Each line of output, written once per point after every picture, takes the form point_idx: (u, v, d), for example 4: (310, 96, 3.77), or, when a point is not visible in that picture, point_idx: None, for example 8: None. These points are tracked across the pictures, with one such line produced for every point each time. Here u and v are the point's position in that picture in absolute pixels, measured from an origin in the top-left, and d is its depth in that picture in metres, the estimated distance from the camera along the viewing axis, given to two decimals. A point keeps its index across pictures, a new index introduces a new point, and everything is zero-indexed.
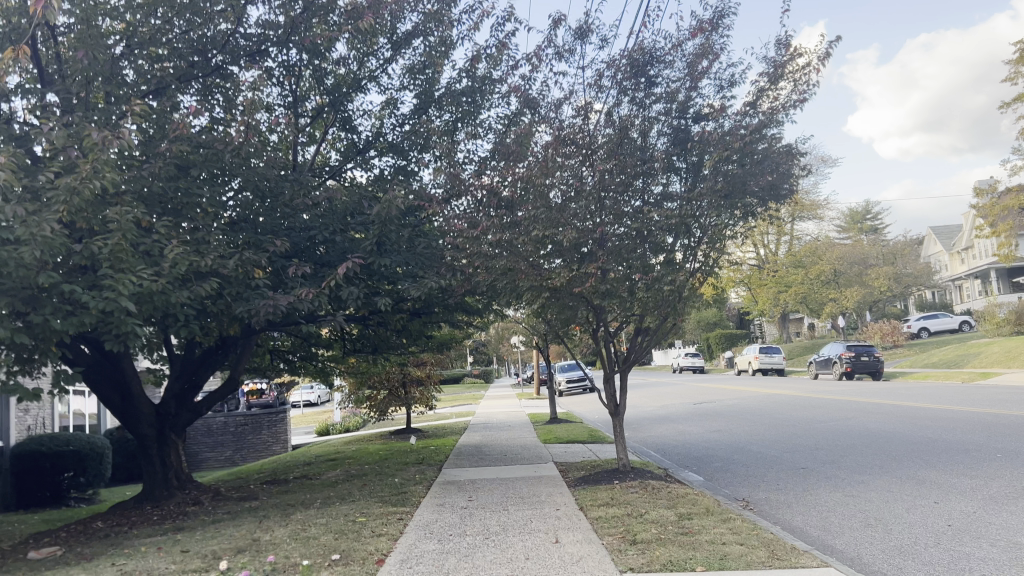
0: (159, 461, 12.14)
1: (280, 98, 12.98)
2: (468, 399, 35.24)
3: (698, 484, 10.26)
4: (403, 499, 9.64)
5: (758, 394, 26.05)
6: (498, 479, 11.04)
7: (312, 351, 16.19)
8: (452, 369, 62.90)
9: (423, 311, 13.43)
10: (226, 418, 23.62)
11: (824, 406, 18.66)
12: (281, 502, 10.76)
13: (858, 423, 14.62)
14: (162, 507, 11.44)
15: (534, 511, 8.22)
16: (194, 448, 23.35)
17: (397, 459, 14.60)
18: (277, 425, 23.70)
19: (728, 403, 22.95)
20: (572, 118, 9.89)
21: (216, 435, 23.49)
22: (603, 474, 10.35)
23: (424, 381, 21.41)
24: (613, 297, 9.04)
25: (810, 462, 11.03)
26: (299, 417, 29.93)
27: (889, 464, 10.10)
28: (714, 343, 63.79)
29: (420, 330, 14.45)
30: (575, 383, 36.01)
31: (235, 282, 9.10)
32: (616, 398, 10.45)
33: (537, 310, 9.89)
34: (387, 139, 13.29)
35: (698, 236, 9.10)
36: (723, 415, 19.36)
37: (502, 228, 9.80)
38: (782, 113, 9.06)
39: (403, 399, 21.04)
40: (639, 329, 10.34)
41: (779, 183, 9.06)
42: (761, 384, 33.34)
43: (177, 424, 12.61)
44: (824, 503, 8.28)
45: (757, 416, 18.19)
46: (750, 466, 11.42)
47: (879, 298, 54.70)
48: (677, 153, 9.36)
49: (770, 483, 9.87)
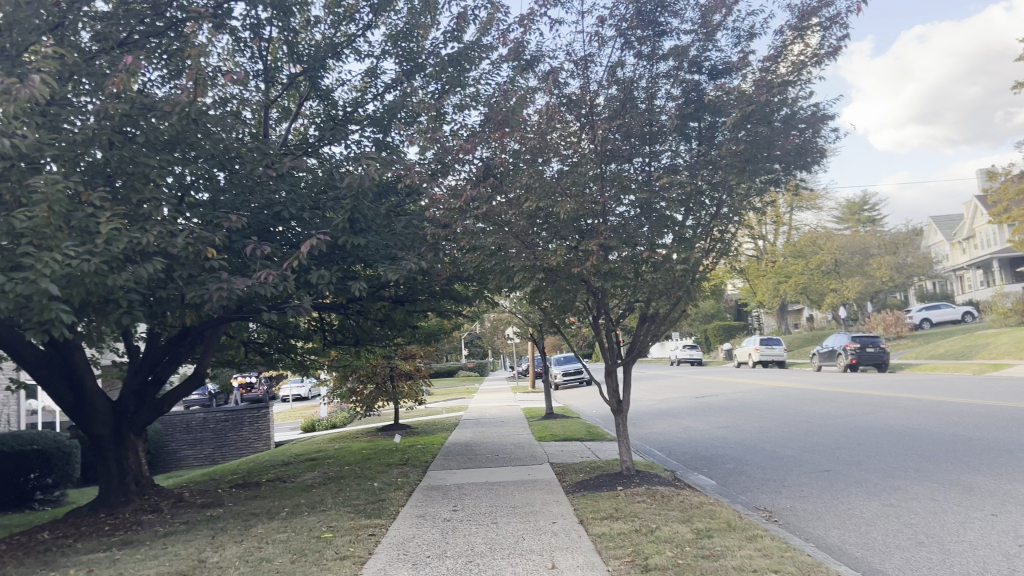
0: (115, 463, 10.96)
1: (249, 65, 11.83)
2: (460, 394, 34.15)
3: (711, 490, 9.18)
4: (380, 509, 8.55)
5: (764, 387, 24.96)
6: (488, 484, 9.95)
7: (290, 343, 15.08)
8: (446, 363, 61.82)
9: (407, 299, 12.33)
10: (206, 413, 22.54)
11: (837, 400, 17.57)
12: (246, 511, 9.65)
13: (878, 419, 13.54)
14: (117, 515, 10.32)
15: (527, 526, 7.14)
16: (173, 446, 22.26)
17: (380, 460, 13.50)
18: (259, 421, 22.66)
19: (731, 398, 21.88)
20: (569, 79, 8.76)
21: (195, 432, 22.40)
22: (605, 479, 9.26)
23: (413, 374, 20.33)
24: (616, 279, 7.94)
25: (833, 464, 9.96)
26: (286, 412, 28.87)
27: (925, 467, 9.03)
28: (712, 335, 62.80)
29: (404, 320, 13.36)
30: (571, 376, 34.95)
31: (187, 263, 7.98)
32: (618, 393, 9.35)
33: (530, 296, 8.80)
34: (367, 110, 12.15)
35: (713, 210, 8.00)
36: (729, 410, 18.28)
37: (491, 203, 8.70)
38: (808, 69, 7.94)
39: (390, 394, 19.95)
40: (644, 317, 9.24)
41: (806, 150, 7.98)
42: (763, 377, 32.30)
43: (137, 422, 11.40)
44: (860, 515, 7.22)
45: (766, 411, 17.11)
46: (767, 468, 10.34)
47: (881, 288, 53.69)
48: (690, 116, 8.27)
49: (792, 490, 8.80)
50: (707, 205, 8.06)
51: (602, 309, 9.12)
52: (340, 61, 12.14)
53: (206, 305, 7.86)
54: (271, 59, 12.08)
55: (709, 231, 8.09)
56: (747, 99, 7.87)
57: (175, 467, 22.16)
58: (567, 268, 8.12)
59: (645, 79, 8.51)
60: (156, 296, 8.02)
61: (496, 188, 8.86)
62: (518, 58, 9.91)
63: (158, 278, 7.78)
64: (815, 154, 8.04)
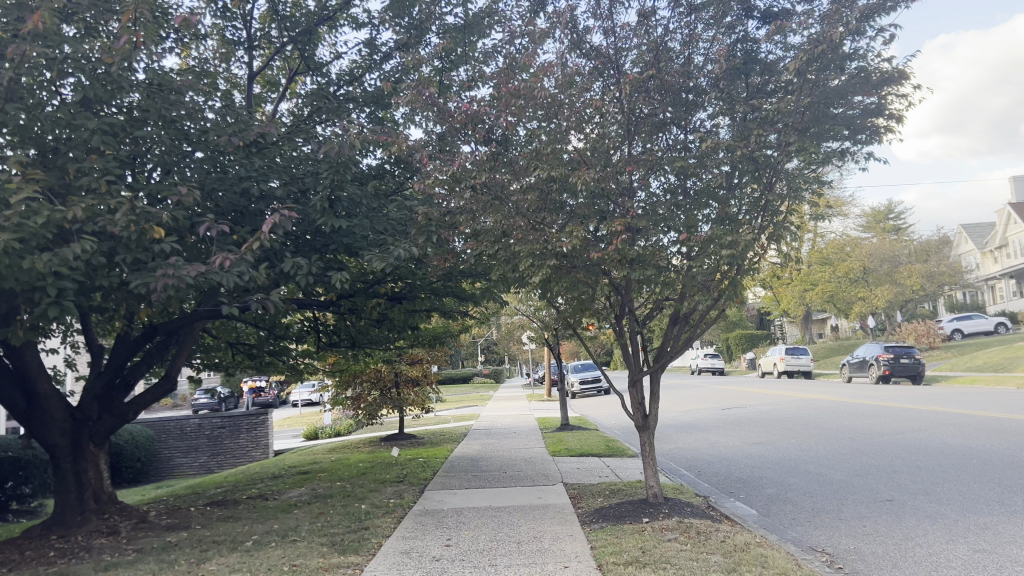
0: (72, 478, 9.68)
1: (232, 34, 10.59)
2: (474, 402, 32.78)
3: (754, 523, 7.76)
4: (360, 541, 7.21)
5: (794, 399, 23.39)
6: (490, 510, 8.58)
7: (282, 345, 13.81)
8: (460, 370, 60.62)
9: (406, 296, 11.06)
10: (201, 420, 21.34)
11: (880, 415, 16.02)
12: (210, 537, 8.34)
13: (936, 438, 12.02)
14: (68, 538, 9.04)
15: (533, 572, 5.76)
16: (166, 454, 21.06)
17: (375, 475, 12.18)
18: (257, 428, 21.44)
19: (762, 410, 20.37)
20: (592, 33, 7.41)
21: (190, 439, 21.19)
22: (628, 507, 7.85)
23: (420, 381, 18.99)
24: (644, 270, 6.57)
25: (896, 493, 8.50)
26: (290, 419, 27.63)
27: (1011, 500, 7.57)
28: (734, 345, 61.06)
29: (404, 321, 12.09)
30: (589, 385, 33.52)
31: (131, 245, 6.74)
32: (643, 406, 7.96)
33: (541, 291, 7.46)
34: (363, 85, 10.87)
35: (764, 187, 6.65)
36: (761, 425, 16.78)
37: (497, 181, 7.40)
38: (880, 14, 6.57)
39: (394, 401, 18.64)
40: (675, 316, 7.87)
41: (877, 114, 6.63)
42: (791, 388, 30.63)
43: (99, 431, 10.10)
44: (949, 565, 5.79)
45: (802, 427, 15.62)
46: (816, 495, 8.89)
47: (911, 298, 51.75)
48: (731, 76, 6.98)
49: (851, 526, 7.39)
50: (756, 181, 6.72)
51: (626, 306, 7.76)
52: (333, 30, 10.88)
53: (152, 296, 6.61)
54: (257, 27, 10.85)
55: (757, 212, 6.75)
56: (806, 52, 6.53)
57: (168, 476, 20.95)
58: (584, 253, 6.85)
59: (682, 33, 7.19)
60: (95, 284, 6.80)
61: (499, 162, 7.64)
62: (532, 18, 8.60)
63: (96, 262, 6.55)
64: (887, 118, 6.69)
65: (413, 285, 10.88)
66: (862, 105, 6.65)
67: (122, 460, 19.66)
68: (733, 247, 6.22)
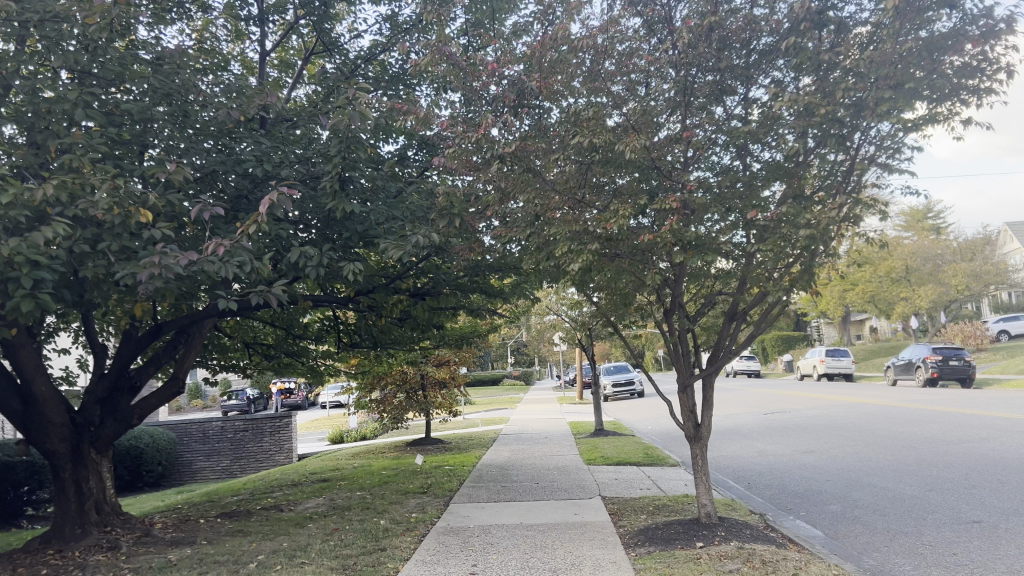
0: (71, 487, 8.98)
1: (243, 10, 9.86)
2: (505, 404, 31.93)
3: (823, 547, 6.80)
4: (375, 566, 6.38)
5: (841, 403, 22.21)
6: (521, 529, 7.71)
7: (301, 345, 13.08)
8: (490, 373, 59.86)
9: (431, 293, 10.25)
10: (224, 422, 20.71)
11: (941, 421, 14.86)
12: (214, 556, 7.57)
13: (1011, 448, 10.92)
14: (64, 554, 8.33)
15: None
16: (187, 457, 20.50)
17: (398, 485, 11.36)
18: (281, 431, 20.77)
19: (808, 415, 19.23)
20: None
21: (212, 442, 20.57)
22: (679, 528, 6.94)
23: (448, 383, 18.19)
24: (698, 257, 5.66)
25: (983, 513, 7.49)
26: (316, 421, 27.02)
27: None
28: (770, 347, 59.57)
29: (428, 319, 11.28)
30: (623, 388, 32.50)
31: (116, 231, 5.99)
32: (695, 414, 7.04)
33: (579, 284, 6.58)
34: (385, 63, 10.09)
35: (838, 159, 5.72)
36: (810, 431, 15.70)
37: (529, 158, 6.54)
38: None
39: (420, 404, 17.85)
40: (733, 311, 6.95)
41: (971, 74, 5.71)
42: (834, 391, 29.33)
43: (101, 437, 9.39)
44: None
45: (856, 433, 14.54)
46: (888, 514, 7.89)
47: (956, 298, 49.94)
48: (799, 35, 6.11)
49: (940, 554, 6.39)
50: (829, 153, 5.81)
51: (675, 301, 6.86)
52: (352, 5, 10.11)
53: (139, 289, 5.85)
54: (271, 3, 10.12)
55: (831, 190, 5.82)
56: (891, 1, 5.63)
57: (191, 480, 20.36)
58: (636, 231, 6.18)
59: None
60: (78, 276, 6.06)
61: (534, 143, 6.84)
62: None
63: (76, 251, 5.81)
64: (983, 79, 5.77)
65: (437, 281, 10.07)
66: (952, 64, 5.74)
67: (142, 464, 18.87)
68: (809, 229, 5.28)
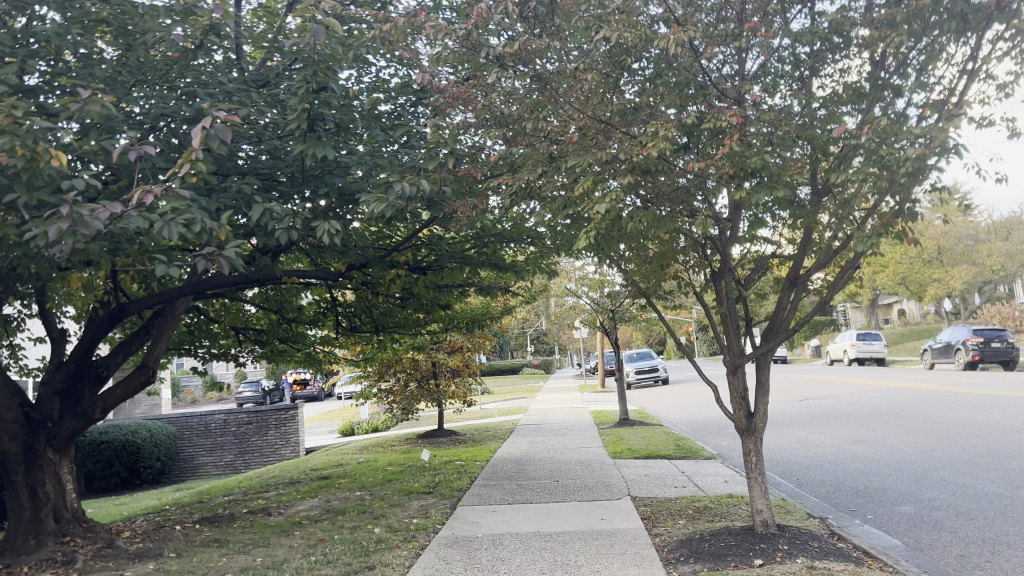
0: (25, 492, 7.88)
1: None
2: (523, 393, 30.73)
3: (909, 563, 5.51)
4: None
5: (882, 389, 20.71)
6: (538, 539, 6.51)
7: (296, 331, 11.95)
8: (507, 363, 58.77)
9: (436, 269, 9.08)
10: (226, 415, 19.71)
11: (1003, 406, 13.44)
12: (176, 573, 6.43)
13: None
14: (13, 570, 7.22)
15: None
16: (189, 453, 19.52)
17: (402, 483, 10.19)
18: (287, 424, 19.69)
19: (849, 402, 17.83)
20: None
21: (215, 436, 19.58)
22: (730, 541, 5.69)
23: (461, 370, 17.01)
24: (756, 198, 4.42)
25: None
26: (328, 413, 26.00)
27: None
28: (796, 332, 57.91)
29: (433, 297, 10.10)
30: (645, 375, 31.28)
31: (26, 181, 4.81)
32: (746, 402, 5.78)
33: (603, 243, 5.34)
34: None
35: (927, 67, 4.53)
36: (856, 419, 14.33)
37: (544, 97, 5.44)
38: None
39: (433, 394, 16.70)
40: (793, 277, 5.70)
41: None
42: (869, 377, 27.81)
43: (60, 434, 8.27)
44: None
45: (908, 421, 13.17)
46: (977, 519, 6.59)
47: (991, 279, 47.97)
48: None
49: None
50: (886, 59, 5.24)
51: (720, 265, 5.61)
52: None
53: (53, 251, 4.68)
54: None
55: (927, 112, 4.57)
56: None
57: (193, 477, 19.40)
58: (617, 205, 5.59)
59: None
60: None
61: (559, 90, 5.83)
62: None
63: None
64: None
65: (441, 255, 8.91)
66: None
67: (139, 460, 18.15)
68: None
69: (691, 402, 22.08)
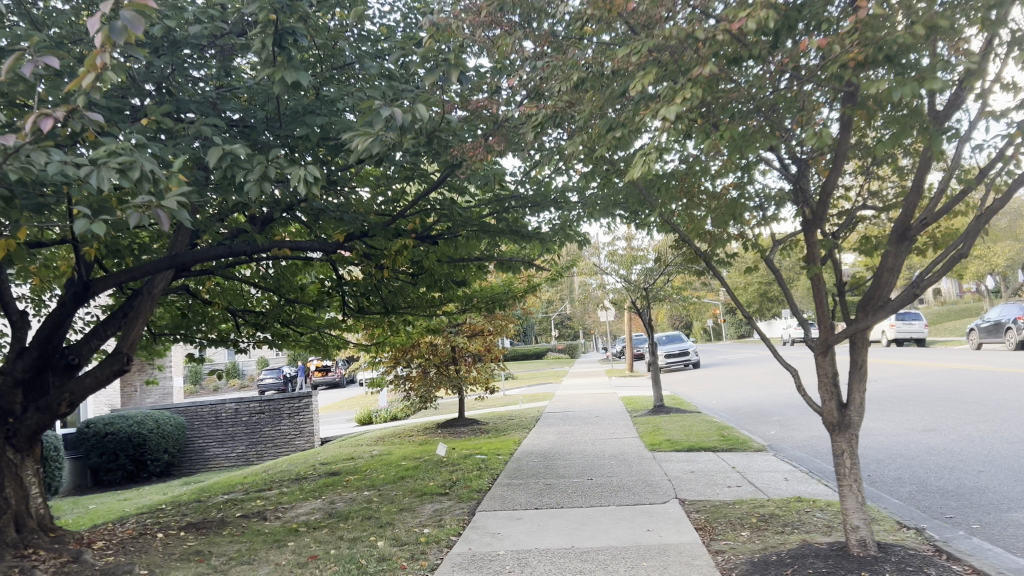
0: None
1: None
2: (549, 379, 29.54)
3: None
4: None
5: (938, 371, 19.21)
6: (573, 559, 5.34)
7: (303, 313, 10.86)
8: (533, 347, 57.80)
9: (449, 238, 7.90)
10: (237, 404, 18.73)
11: None
12: None
13: None
14: None
15: None
16: (200, 444, 18.61)
17: (415, 481, 9.08)
18: (301, 413, 18.67)
19: (905, 386, 16.41)
20: None
21: (226, 427, 18.65)
22: (817, 565, 4.48)
23: (483, 355, 15.88)
24: None
25: None
26: (347, 401, 25.02)
27: None
28: None
29: (447, 273, 8.94)
30: (676, 358, 29.97)
31: None
32: (840, 388, 4.58)
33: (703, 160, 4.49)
34: None
35: None
36: (919, 405, 12.97)
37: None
38: None
39: (453, 381, 15.57)
40: (898, 231, 4.45)
41: None
42: (916, 359, 26.23)
43: (22, 432, 7.18)
44: None
45: (982, 406, 11.79)
46: None
47: None
48: None
49: None
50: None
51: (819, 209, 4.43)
52: None
53: None
54: None
55: None
56: None
57: (204, 469, 18.45)
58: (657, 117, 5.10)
59: None
60: None
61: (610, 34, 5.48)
62: None
63: None
64: None
65: (455, 221, 7.75)
66: None
67: (146, 452, 17.18)
68: None
69: (729, 387, 20.76)
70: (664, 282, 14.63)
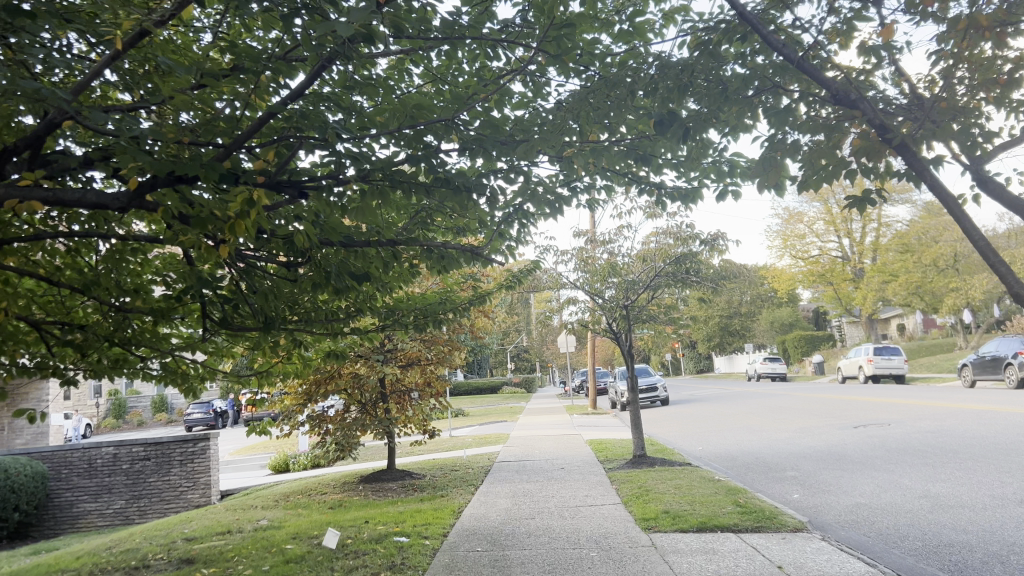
0: None
1: None
2: (506, 417, 26.37)
3: None
4: None
5: (955, 408, 16.48)
6: None
7: (151, 332, 7.53)
8: (488, 381, 54.70)
9: (333, 194, 4.76)
10: (117, 448, 15.12)
11: None
12: None
13: None
14: None
15: None
16: (69, 498, 15.03)
17: None
18: (195, 460, 14.74)
19: (932, 429, 13.60)
20: None
21: (102, 477, 15.04)
22: None
23: (422, 390, 12.65)
24: None
25: None
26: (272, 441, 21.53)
27: None
28: (794, 348, 54.22)
29: (346, 267, 5.81)
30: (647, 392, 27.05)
31: None
32: None
33: None
34: None
35: None
36: (976, 459, 10.09)
37: None
38: None
39: (381, 424, 12.23)
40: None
41: None
42: (910, 393, 23.62)
43: None
44: None
45: None
46: None
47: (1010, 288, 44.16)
48: None
49: None
50: None
51: None
52: None
53: None
54: None
55: None
56: None
57: (72, 531, 14.83)
58: None
59: None
60: None
61: None
62: None
63: None
64: None
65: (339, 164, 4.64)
66: None
67: None
68: None
69: (712, 429, 17.83)
70: (648, 298, 11.74)
